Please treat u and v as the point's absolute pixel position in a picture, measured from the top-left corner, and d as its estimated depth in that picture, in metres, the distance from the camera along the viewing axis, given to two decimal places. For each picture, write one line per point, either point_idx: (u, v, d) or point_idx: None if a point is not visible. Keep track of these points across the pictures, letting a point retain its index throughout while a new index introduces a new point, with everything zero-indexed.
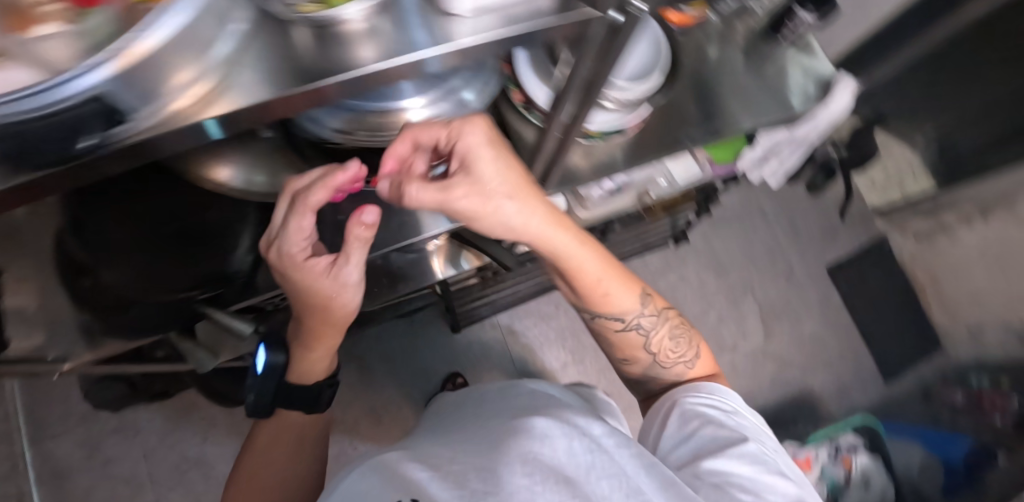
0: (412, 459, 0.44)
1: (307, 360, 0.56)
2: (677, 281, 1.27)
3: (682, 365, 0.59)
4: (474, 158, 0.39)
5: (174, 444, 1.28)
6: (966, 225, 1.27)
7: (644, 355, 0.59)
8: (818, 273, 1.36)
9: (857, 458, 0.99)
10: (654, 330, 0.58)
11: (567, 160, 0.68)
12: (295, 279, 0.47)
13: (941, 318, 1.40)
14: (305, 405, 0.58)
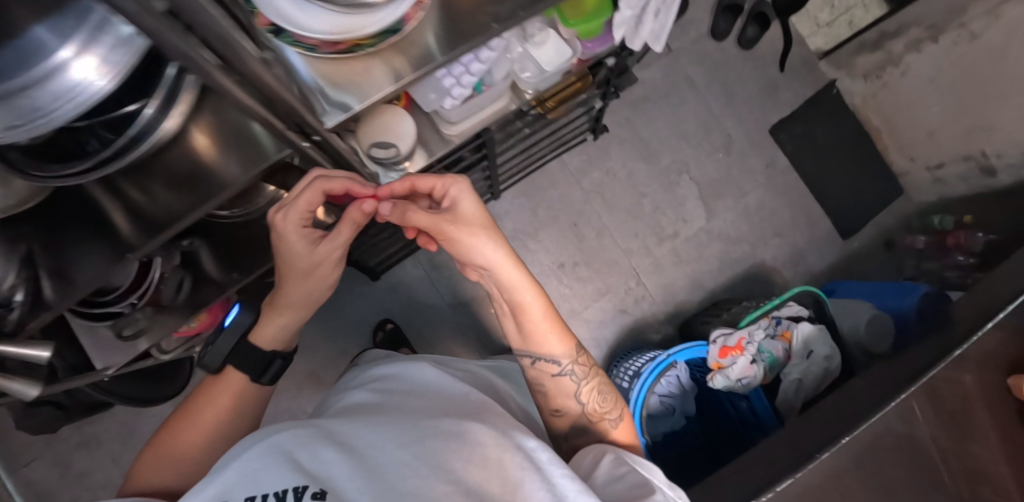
0: (323, 439, 0.43)
1: (273, 326, 0.63)
2: (604, 177, 1.17)
3: (607, 419, 0.63)
4: (458, 203, 0.57)
5: (138, 443, 1.28)
6: (916, 52, 1.12)
7: (575, 404, 0.63)
8: (759, 138, 1.25)
9: (797, 328, 0.92)
10: (586, 382, 0.64)
11: (364, 68, 0.56)
12: (286, 245, 0.58)
13: (901, 162, 1.28)
14: (252, 372, 0.63)
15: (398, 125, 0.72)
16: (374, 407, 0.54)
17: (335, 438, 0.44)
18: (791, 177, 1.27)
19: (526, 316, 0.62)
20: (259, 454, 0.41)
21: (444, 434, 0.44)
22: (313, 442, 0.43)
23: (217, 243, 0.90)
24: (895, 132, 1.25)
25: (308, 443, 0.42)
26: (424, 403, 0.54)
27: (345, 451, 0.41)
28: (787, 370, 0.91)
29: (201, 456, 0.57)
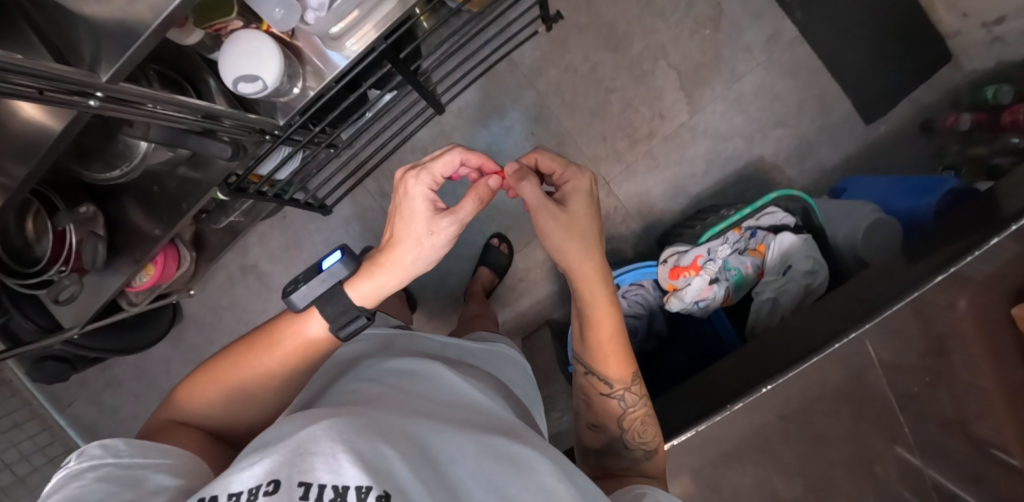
0: (373, 424, 0.35)
1: (378, 286, 0.53)
2: (562, 75, 1.04)
3: (642, 450, 0.59)
4: (575, 195, 0.55)
5: (151, 382, 1.35)
6: None
7: (616, 425, 0.61)
8: (759, 4, 1.02)
9: (774, 241, 0.80)
10: (634, 408, 0.61)
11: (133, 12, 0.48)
12: (406, 198, 0.52)
13: (950, 19, 1.01)
14: (332, 322, 0.52)
15: (258, 52, 0.66)
16: (411, 393, 0.45)
17: (399, 433, 0.36)
18: (800, 51, 1.04)
19: (595, 324, 0.58)
20: (324, 431, 0.32)
21: (507, 463, 0.37)
22: (370, 428, 0.34)
23: (140, 197, 0.88)
24: None
25: (369, 430, 0.34)
26: (460, 403, 0.46)
27: (416, 461, 0.34)
28: (758, 288, 0.81)
29: (258, 393, 0.54)
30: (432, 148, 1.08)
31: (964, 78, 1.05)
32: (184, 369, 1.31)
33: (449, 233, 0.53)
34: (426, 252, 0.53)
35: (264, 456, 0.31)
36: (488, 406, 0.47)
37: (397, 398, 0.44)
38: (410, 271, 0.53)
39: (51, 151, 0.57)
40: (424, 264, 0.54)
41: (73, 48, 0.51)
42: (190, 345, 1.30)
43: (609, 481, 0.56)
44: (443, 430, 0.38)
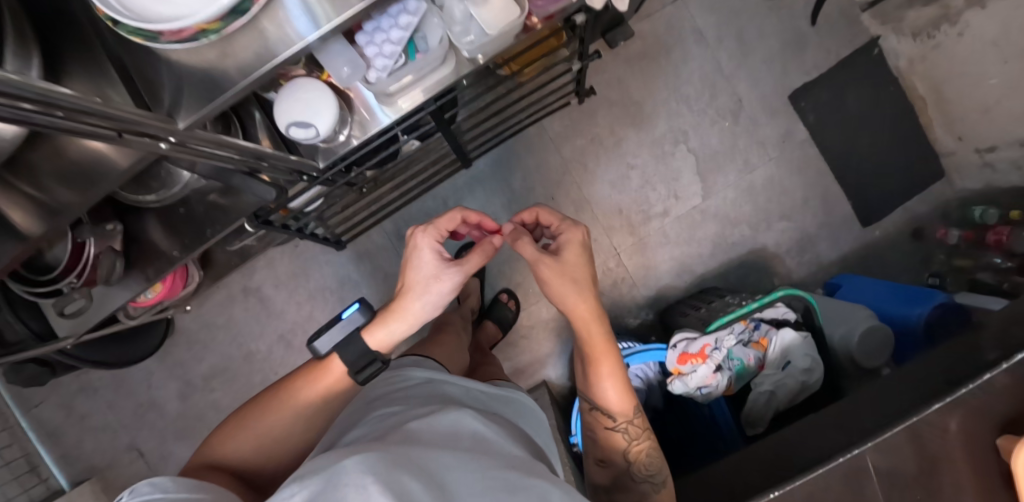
0: (397, 459, 0.33)
1: (391, 331, 0.59)
2: (588, 145, 1.09)
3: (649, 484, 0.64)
4: (568, 246, 0.61)
5: (129, 392, 1.28)
6: (978, 8, 0.93)
7: (621, 458, 0.65)
8: (775, 104, 1.11)
9: (777, 336, 0.84)
10: (637, 440, 0.65)
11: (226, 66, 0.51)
12: (413, 254, 0.60)
13: (945, 140, 1.10)
14: (351, 366, 0.58)
15: (315, 101, 0.69)
16: (427, 429, 0.44)
17: (429, 473, 0.34)
18: (809, 151, 1.12)
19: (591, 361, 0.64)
20: (360, 465, 0.31)
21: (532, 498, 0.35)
22: (395, 464, 0.32)
23: (164, 216, 0.88)
24: (943, 104, 1.07)
25: (402, 469, 0.32)
26: (488, 452, 0.43)
27: (450, 501, 0.31)
28: (759, 380, 0.84)
29: (284, 439, 0.57)
30: (456, 197, 1.12)
31: (954, 196, 1.13)
32: (167, 383, 1.26)
33: (453, 284, 0.59)
34: (433, 301, 0.60)
35: (301, 487, 0.30)
36: (504, 451, 0.45)
37: (416, 434, 0.42)
38: (418, 318, 0.60)
39: (112, 185, 0.57)
40: (431, 312, 0.61)
41: (155, 94, 0.52)
42: (178, 359, 1.25)
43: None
44: (462, 470, 0.36)
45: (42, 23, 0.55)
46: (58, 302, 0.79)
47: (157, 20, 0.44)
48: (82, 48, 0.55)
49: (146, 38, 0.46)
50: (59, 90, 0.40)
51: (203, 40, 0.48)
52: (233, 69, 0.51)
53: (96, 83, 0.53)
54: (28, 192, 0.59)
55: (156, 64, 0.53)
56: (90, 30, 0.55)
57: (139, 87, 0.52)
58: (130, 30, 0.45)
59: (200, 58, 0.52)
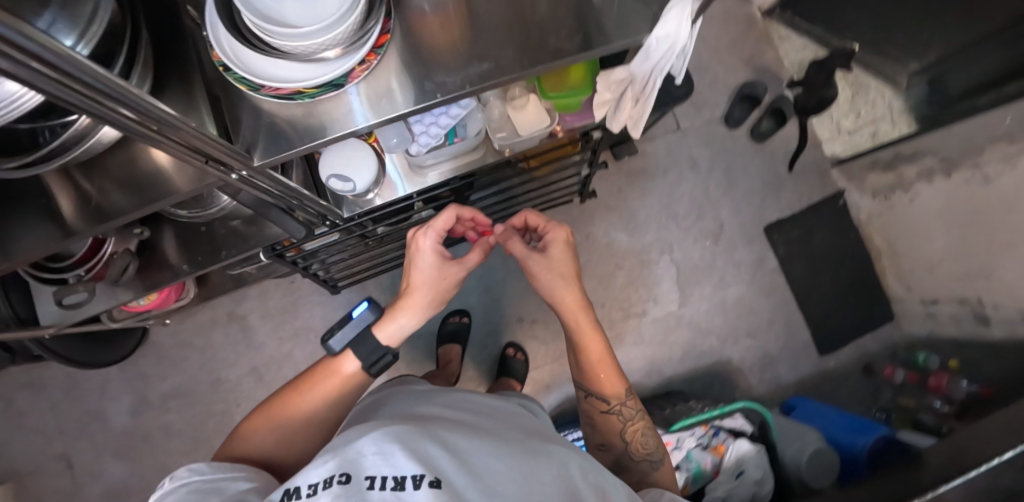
0: (415, 430, 0.43)
1: (399, 326, 0.65)
2: (584, 239, 1.20)
3: (648, 462, 0.67)
4: (551, 246, 0.69)
5: (77, 398, 1.20)
6: (926, 182, 1.11)
7: (618, 439, 0.70)
8: (752, 232, 1.24)
9: (732, 444, 0.89)
10: (631, 421, 0.70)
11: (306, 123, 0.60)
12: (415, 254, 0.66)
13: (897, 288, 1.25)
14: (364, 361, 0.62)
15: (359, 162, 0.78)
16: (438, 414, 0.53)
17: (443, 440, 0.42)
18: (778, 279, 1.24)
19: (583, 350, 0.70)
20: (387, 435, 0.40)
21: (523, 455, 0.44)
22: (413, 433, 0.42)
23: (182, 233, 0.92)
24: (896, 256, 1.22)
25: (423, 438, 0.41)
26: (505, 430, 0.52)
27: (461, 463, 0.40)
28: (712, 486, 0.87)
29: (304, 429, 0.61)
30: None
31: (901, 338, 1.26)
32: (122, 396, 1.19)
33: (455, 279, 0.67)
34: (438, 294, 0.66)
35: (332, 455, 0.38)
36: (506, 424, 0.56)
37: (430, 418, 0.52)
38: (423, 311, 0.66)
39: (166, 202, 0.62)
40: (435, 306, 0.67)
41: (236, 131, 0.60)
42: (141, 373, 1.20)
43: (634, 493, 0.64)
44: (470, 435, 0.46)
45: (161, 52, 0.64)
46: (60, 289, 0.82)
47: (269, 77, 0.55)
48: (181, 80, 0.62)
49: (249, 86, 0.56)
50: (160, 105, 0.47)
51: (295, 100, 0.58)
52: (307, 126, 0.60)
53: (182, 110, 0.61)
54: (86, 188, 0.65)
55: (244, 107, 0.62)
56: (197, 68, 0.63)
57: (226, 122, 0.60)
58: (242, 78, 0.55)
59: (284, 111, 0.60)
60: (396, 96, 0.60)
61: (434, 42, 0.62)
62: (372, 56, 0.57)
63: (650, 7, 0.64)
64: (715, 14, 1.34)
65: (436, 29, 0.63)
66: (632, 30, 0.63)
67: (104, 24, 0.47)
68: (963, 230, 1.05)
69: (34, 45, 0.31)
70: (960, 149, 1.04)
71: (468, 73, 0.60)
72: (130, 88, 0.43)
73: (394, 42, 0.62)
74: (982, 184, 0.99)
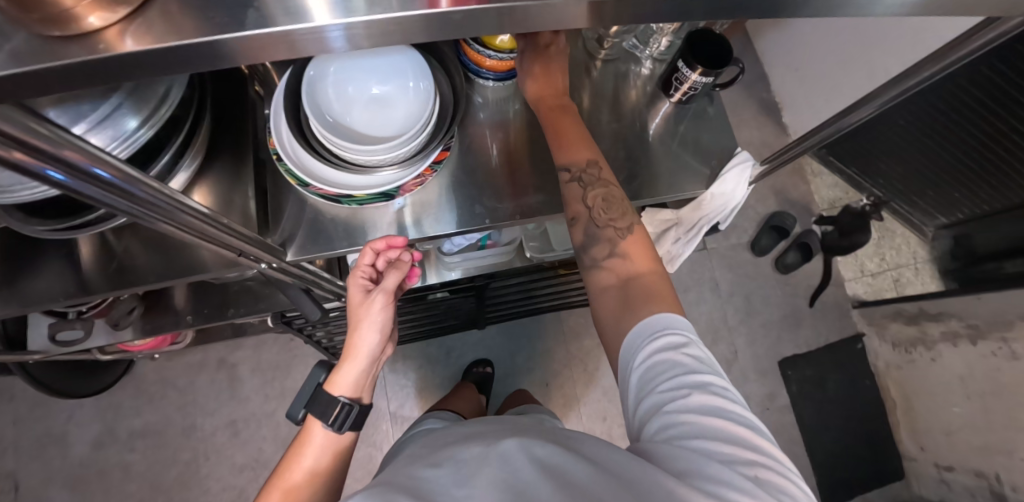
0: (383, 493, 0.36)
1: (348, 373, 0.58)
2: (594, 346, 1.19)
3: (614, 231, 0.52)
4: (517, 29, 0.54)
5: (42, 416, 1.12)
6: (950, 344, 1.09)
7: (582, 211, 0.53)
8: (765, 365, 1.25)
9: None
10: (593, 189, 0.52)
11: (348, 223, 0.61)
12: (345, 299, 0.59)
13: (910, 447, 1.20)
14: (326, 421, 0.56)
15: None
16: (416, 457, 0.47)
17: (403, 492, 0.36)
18: (787, 418, 1.22)
19: (543, 69, 0.54)
20: None
21: (492, 457, 0.39)
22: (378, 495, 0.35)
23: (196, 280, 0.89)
24: (911, 413, 1.19)
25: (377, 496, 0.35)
26: (479, 434, 0.47)
27: None
28: None
29: None
30: (469, 349, 1.19)
31: (909, 499, 1.21)
32: (89, 424, 1.12)
33: (382, 305, 0.56)
34: (373, 326, 0.57)
35: None
36: (487, 429, 0.49)
37: (403, 464, 0.45)
38: (366, 349, 0.57)
39: (198, 276, 0.63)
40: (379, 342, 0.58)
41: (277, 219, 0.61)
42: (114, 404, 1.13)
43: (612, 293, 0.49)
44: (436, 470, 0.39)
45: (218, 122, 0.62)
46: (57, 324, 0.80)
47: (325, 178, 0.53)
48: (236, 159, 0.61)
49: (298, 180, 0.53)
50: (214, 218, 0.46)
51: (342, 201, 0.56)
52: (350, 229, 0.60)
53: (228, 198, 0.59)
54: (111, 241, 0.64)
55: (290, 199, 0.61)
56: (254, 155, 0.61)
57: (269, 209, 0.60)
58: (292, 170, 0.52)
59: (335, 209, 0.61)
60: (443, 215, 0.61)
61: (491, 164, 0.63)
62: (428, 172, 0.55)
63: (708, 164, 0.66)
64: (754, 141, 1.37)
65: (491, 150, 0.64)
66: (684, 183, 0.65)
67: (170, 107, 0.47)
68: (985, 401, 1.01)
69: (88, 156, 0.30)
70: (992, 320, 1.01)
71: (515, 203, 0.62)
72: (167, 187, 0.39)
73: (451, 158, 0.63)
74: (1009, 360, 0.97)
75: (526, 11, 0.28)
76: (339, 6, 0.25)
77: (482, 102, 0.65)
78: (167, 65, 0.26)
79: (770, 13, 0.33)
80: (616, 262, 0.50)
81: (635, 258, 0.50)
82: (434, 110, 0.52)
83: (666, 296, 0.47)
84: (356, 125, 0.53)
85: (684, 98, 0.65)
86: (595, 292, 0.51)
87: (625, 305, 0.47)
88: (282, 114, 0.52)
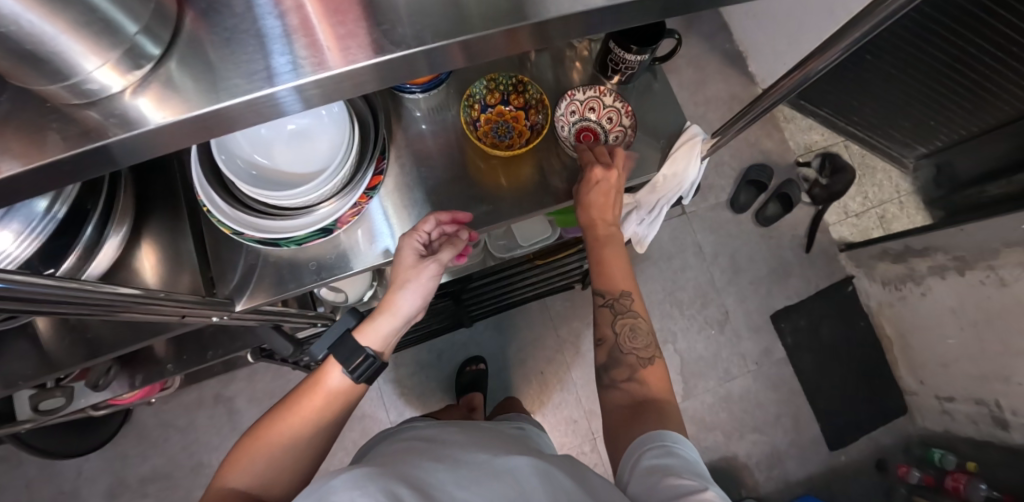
0: (396, 477, 0.37)
1: (378, 327, 0.56)
2: (583, 326, 1.19)
3: (636, 357, 0.57)
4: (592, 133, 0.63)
5: (53, 475, 1.13)
6: (938, 277, 1.08)
7: (609, 332, 0.59)
8: (758, 322, 1.25)
9: None
10: (624, 315, 0.59)
11: (297, 262, 0.60)
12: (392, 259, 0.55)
13: (909, 381, 1.21)
14: (345, 367, 0.53)
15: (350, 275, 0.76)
16: (421, 448, 0.48)
17: (409, 477, 0.38)
18: (785, 370, 1.23)
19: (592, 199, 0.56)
20: (344, 481, 0.34)
21: (500, 474, 0.40)
22: (383, 478, 0.37)
23: None
24: (907, 348, 1.19)
25: (382, 480, 0.36)
26: (484, 444, 0.49)
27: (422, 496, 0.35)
28: None
29: (294, 453, 0.52)
30: (461, 348, 1.18)
31: (915, 432, 1.22)
32: (100, 476, 1.13)
33: (434, 274, 0.55)
34: (418, 290, 0.55)
35: None
36: (496, 441, 0.51)
37: (405, 454, 0.47)
38: (404, 309, 0.56)
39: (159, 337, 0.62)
40: (419, 304, 0.56)
41: (224, 272, 0.59)
42: (121, 454, 1.14)
43: (623, 411, 0.53)
44: (440, 471, 0.40)
45: (146, 178, 0.59)
46: (37, 395, 0.80)
47: (258, 225, 0.50)
48: (171, 214, 0.59)
49: (231, 230, 0.50)
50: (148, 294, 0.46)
51: (280, 244, 0.53)
52: (304, 268, 0.59)
53: (176, 254, 0.58)
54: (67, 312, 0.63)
55: (233, 247, 0.60)
56: (188, 206, 0.59)
57: (213, 261, 0.59)
58: (220, 220, 0.49)
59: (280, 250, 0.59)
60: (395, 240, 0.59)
61: (432, 177, 0.60)
62: (364, 200, 0.51)
63: (658, 142, 0.63)
64: (721, 94, 1.33)
65: (438, 166, 0.60)
66: (637, 166, 0.63)
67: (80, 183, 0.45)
68: (978, 331, 1.01)
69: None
70: (974, 250, 1.00)
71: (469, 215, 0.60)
72: (87, 285, 0.40)
73: (390, 177, 0.60)
74: (997, 288, 0.96)
75: (387, 69, 0.26)
76: (273, 75, 0.24)
77: (421, 116, 0.61)
78: (36, 188, 0.25)
79: (665, 15, 0.30)
80: (634, 387, 0.55)
81: (652, 384, 0.55)
82: (354, 132, 0.49)
83: (675, 423, 0.49)
84: (281, 166, 0.51)
85: (632, 136, 0.62)
86: (608, 407, 0.56)
87: (626, 422, 0.52)
88: (197, 164, 0.49)
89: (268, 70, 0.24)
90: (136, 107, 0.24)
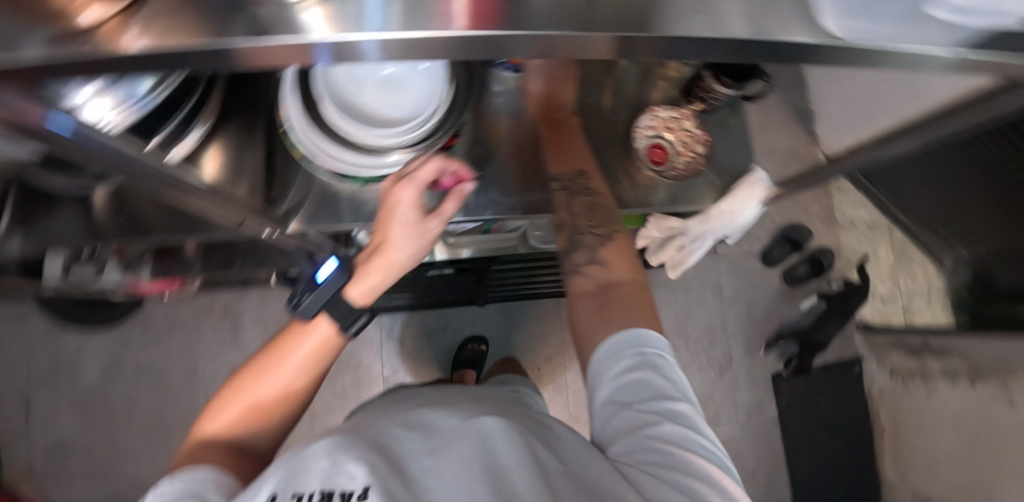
0: (367, 438, 0.39)
1: (370, 282, 0.51)
2: None
3: (594, 235, 0.52)
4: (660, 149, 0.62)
5: (56, 343, 1.17)
6: (947, 381, 1.08)
7: (568, 216, 0.53)
8: (758, 376, 1.25)
9: None
10: (579, 195, 0.54)
11: None
12: (389, 209, 0.50)
13: (890, 473, 1.21)
14: (340, 322, 0.50)
15: None
16: (399, 406, 0.49)
17: (376, 438, 0.39)
18: (772, 429, 1.23)
19: (547, 90, 0.60)
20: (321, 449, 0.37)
21: (466, 430, 0.39)
22: (354, 443, 0.38)
23: None
24: (897, 441, 1.19)
25: (351, 444, 0.38)
26: (458, 403, 0.47)
27: (386, 459, 0.36)
28: None
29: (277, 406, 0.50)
30: (466, 324, 1.21)
31: None
32: (99, 355, 1.17)
33: (436, 229, 0.51)
34: (418, 245, 0.51)
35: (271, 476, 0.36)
36: (468, 399, 0.51)
37: (384, 412, 0.48)
38: (401, 265, 0.52)
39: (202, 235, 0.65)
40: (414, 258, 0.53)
41: None
42: (123, 339, 1.18)
43: (589, 300, 0.48)
44: (406, 429, 0.41)
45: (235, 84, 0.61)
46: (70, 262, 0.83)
47: (331, 155, 0.53)
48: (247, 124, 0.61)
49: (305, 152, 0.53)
50: None
51: (345, 178, 0.57)
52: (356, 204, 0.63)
53: (241, 162, 0.60)
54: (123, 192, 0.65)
55: None
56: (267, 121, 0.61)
57: None
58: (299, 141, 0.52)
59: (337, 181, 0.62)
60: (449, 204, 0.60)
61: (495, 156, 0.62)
62: None
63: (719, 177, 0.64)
64: None
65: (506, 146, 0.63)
66: (689, 195, 0.65)
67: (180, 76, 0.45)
68: (973, 443, 1.01)
69: None
70: (993, 361, 0.99)
71: (523, 198, 0.62)
72: None
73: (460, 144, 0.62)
74: (1005, 405, 0.95)
75: (518, 43, 0.27)
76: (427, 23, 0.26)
77: (500, 90, 0.62)
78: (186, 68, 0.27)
79: (786, 61, 0.31)
80: (597, 269, 0.50)
81: (615, 265, 0.50)
82: (445, 95, 0.52)
83: (645, 308, 0.46)
84: (367, 106, 0.52)
85: (702, 163, 0.64)
86: (574, 296, 0.49)
87: (599, 313, 0.47)
88: (291, 83, 0.51)
89: (421, 16, 0.26)
90: (304, 18, 0.26)
